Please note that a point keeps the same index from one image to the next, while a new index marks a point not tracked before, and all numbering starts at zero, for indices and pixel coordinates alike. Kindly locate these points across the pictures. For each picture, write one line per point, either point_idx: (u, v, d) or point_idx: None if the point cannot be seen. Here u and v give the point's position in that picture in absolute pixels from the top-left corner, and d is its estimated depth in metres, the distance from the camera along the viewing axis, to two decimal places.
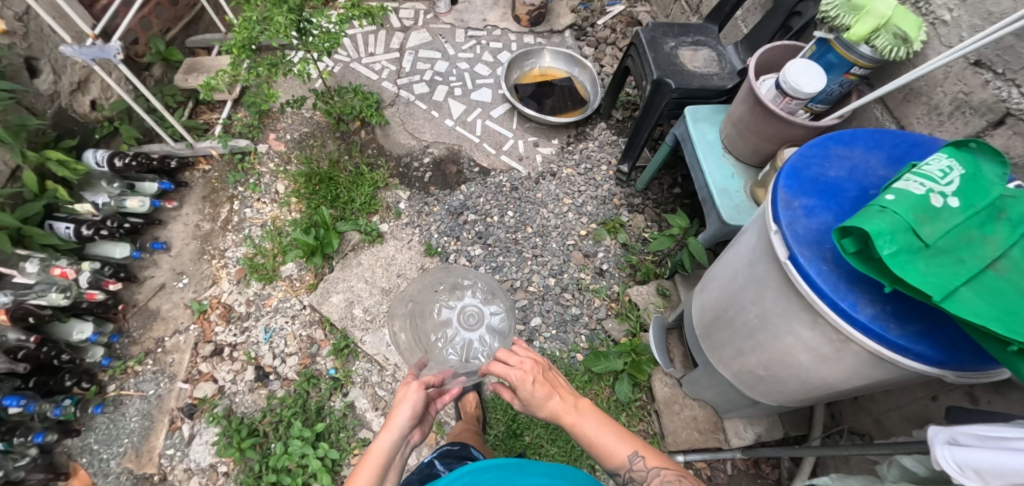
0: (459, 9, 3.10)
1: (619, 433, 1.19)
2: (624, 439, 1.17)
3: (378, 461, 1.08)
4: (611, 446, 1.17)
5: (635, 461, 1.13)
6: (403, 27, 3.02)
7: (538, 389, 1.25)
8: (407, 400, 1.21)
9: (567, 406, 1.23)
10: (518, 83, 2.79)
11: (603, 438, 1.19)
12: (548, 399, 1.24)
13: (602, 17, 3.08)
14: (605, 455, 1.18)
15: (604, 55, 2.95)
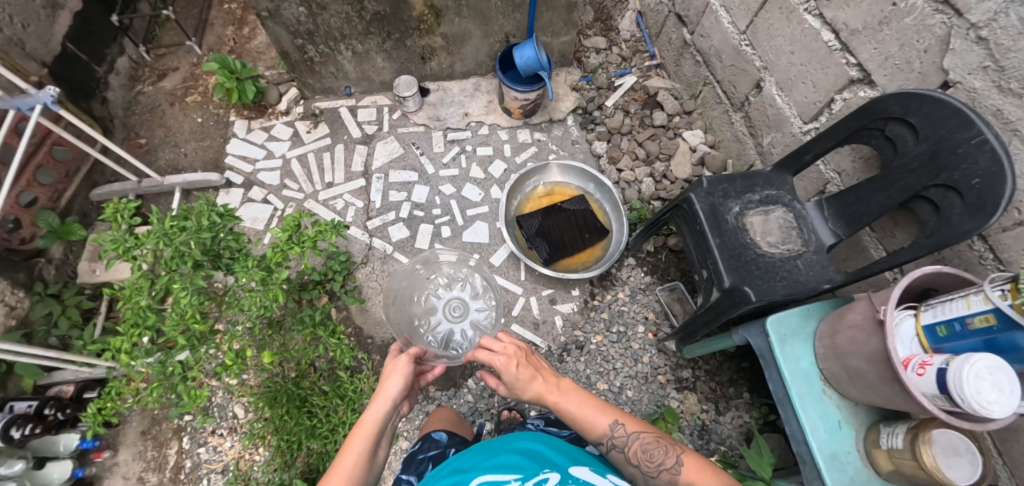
0: (432, 102, 2.47)
1: (601, 406, 1.31)
2: (603, 411, 1.30)
3: (367, 445, 1.17)
4: (591, 419, 1.29)
5: (617, 431, 1.28)
6: (365, 136, 2.39)
7: (520, 370, 1.31)
8: (393, 380, 1.29)
9: (553, 385, 1.31)
10: (522, 210, 2.22)
11: (588, 408, 1.31)
12: (532, 381, 1.31)
13: (610, 96, 2.48)
14: (585, 427, 1.30)
15: (620, 152, 2.37)
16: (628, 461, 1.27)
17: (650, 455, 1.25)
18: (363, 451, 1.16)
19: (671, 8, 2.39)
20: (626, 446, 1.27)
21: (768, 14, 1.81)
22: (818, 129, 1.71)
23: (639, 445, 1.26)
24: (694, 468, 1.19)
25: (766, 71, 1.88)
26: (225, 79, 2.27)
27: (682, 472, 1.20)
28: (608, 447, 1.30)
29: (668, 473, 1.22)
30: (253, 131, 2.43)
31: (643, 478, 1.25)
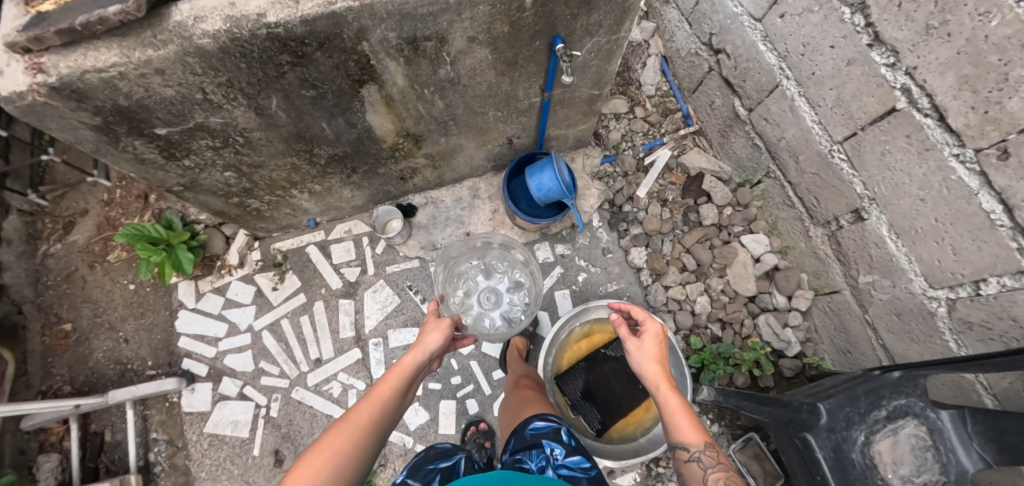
0: (422, 222, 1.95)
1: (697, 420, 1.05)
2: (697, 429, 1.03)
3: (402, 385, 1.10)
4: (682, 426, 1.04)
5: (698, 450, 1.01)
6: (347, 284, 1.90)
7: (650, 348, 1.18)
8: (433, 337, 1.23)
9: (664, 375, 1.12)
10: (562, 363, 1.82)
11: (682, 416, 1.05)
12: (651, 364, 1.15)
13: (643, 183, 1.98)
14: (672, 430, 1.06)
15: (664, 260, 1.91)
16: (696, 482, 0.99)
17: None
18: (395, 390, 1.08)
19: (715, 67, 1.83)
20: (704, 469, 0.99)
21: (884, 136, 1.33)
22: (951, 300, 1.31)
23: (719, 477, 0.96)
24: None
25: (871, 202, 1.43)
26: (149, 253, 1.74)
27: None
28: (683, 461, 1.03)
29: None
30: (204, 296, 1.91)
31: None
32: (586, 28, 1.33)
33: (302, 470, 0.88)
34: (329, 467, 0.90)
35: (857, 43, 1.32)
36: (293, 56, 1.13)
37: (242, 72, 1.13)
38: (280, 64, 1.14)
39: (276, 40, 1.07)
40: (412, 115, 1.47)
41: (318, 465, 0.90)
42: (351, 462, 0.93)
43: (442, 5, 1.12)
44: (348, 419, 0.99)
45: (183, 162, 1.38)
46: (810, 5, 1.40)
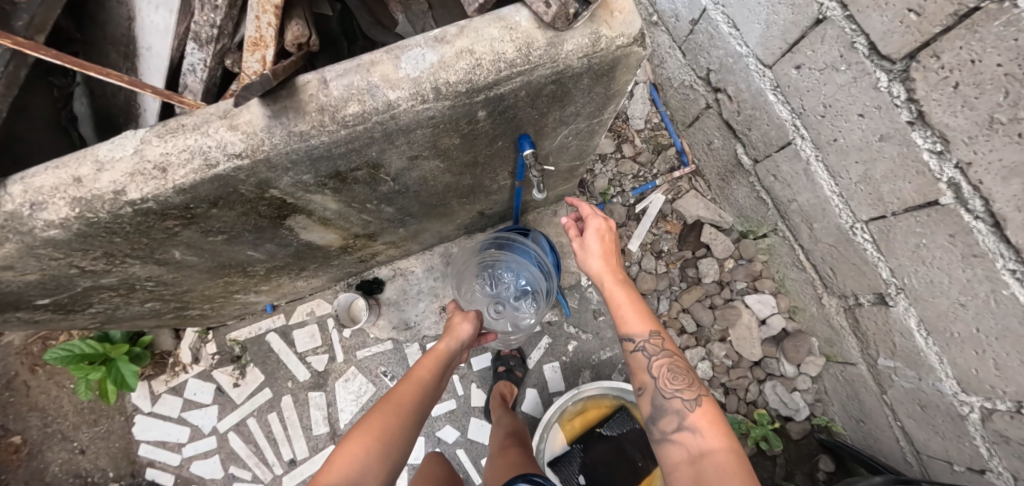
0: (391, 298, 1.73)
1: (641, 307, 1.13)
2: (641, 318, 1.12)
3: (437, 370, 1.26)
4: (628, 317, 1.12)
5: (642, 340, 1.10)
6: (315, 375, 1.71)
7: (596, 245, 1.22)
8: (465, 324, 1.38)
9: (610, 272, 1.18)
10: (557, 442, 1.66)
11: (624, 302, 1.14)
12: (597, 261, 1.21)
13: (636, 235, 1.76)
14: (619, 321, 1.14)
15: (660, 321, 1.72)
16: (643, 372, 1.08)
17: (670, 378, 1.05)
18: (430, 376, 1.23)
19: (714, 107, 1.57)
20: (647, 357, 1.08)
21: (922, 228, 1.12)
22: (988, 410, 1.15)
23: (661, 365, 1.06)
24: (707, 417, 0.98)
25: (898, 291, 1.24)
26: (85, 372, 1.52)
27: (690, 413, 0.99)
28: (630, 351, 1.11)
29: (678, 400, 1.02)
30: (161, 398, 1.74)
31: (652, 395, 1.06)
32: (558, 119, 1.07)
33: (349, 447, 0.98)
34: (375, 445, 1.00)
35: (894, 117, 1.07)
36: (186, 217, 0.88)
37: (122, 240, 0.88)
38: (168, 225, 0.88)
39: (149, 212, 0.82)
40: (358, 222, 1.23)
41: (366, 444, 0.99)
42: (391, 441, 1.03)
43: (363, 139, 0.84)
44: (392, 401, 1.10)
45: (88, 310, 1.15)
46: (835, 61, 1.14)
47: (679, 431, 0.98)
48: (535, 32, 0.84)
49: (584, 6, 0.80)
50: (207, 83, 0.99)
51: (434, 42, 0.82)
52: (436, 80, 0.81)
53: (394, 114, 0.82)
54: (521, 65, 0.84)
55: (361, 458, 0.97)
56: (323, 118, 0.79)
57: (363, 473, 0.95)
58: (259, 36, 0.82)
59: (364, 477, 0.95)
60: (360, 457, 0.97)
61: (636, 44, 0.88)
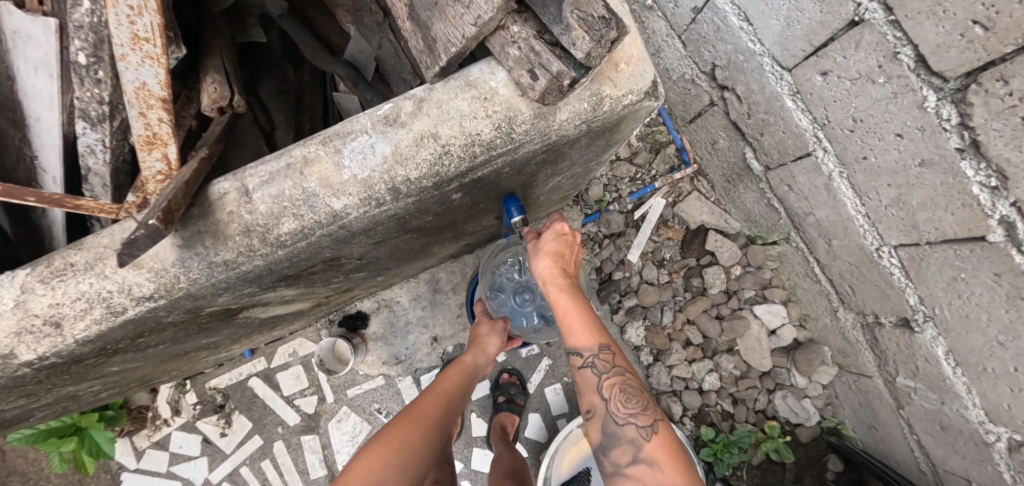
0: (377, 332, 1.60)
1: (587, 315, 0.87)
2: (587, 324, 0.86)
3: (464, 382, 1.15)
4: (576, 326, 0.86)
5: (590, 356, 0.85)
6: (305, 419, 1.61)
7: (546, 242, 0.93)
8: (494, 335, 1.27)
9: (553, 273, 0.89)
10: (562, 468, 1.51)
11: (568, 310, 0.88)
12: (539, 258, 0.91)
13: (637, 245, 1.63)
14: (567, 330, 0.87)
15: (666, 335, 1.61)
16: (591, 392, 0.85)
17: (623, 400, 0.82)
18: (457, 388, 1.12)
19: (720, 105, 1.41)
20: (596, 375, 0.84)
21: (960, 262, 0.99)
22: (1019, 441, 1.04)
23: (613, 385, 0.83)
24: (665, 448, 0.76)
25: (926, 319, 1.14)
26: (56, 446, 1.44)
27: (647, 445, 0.77)
28: (576, 367, 0.86)
29: (633, 428, 0.79)
30: (145, 454, 1.62)
31: (601, 420, 0.83)
32: (547, 173, 0.94)
33: (370, 455, 0.86)
34: (397, 456, 0.87)
35: (941, 142, 0.91)
36: (111, 350, 0.82)
37: (40, 381, 0.82)
38: (89, 361, 0.82)
39: (53, 364, 0.77)
40: (329, 288, 1.07)
41: (386, 454, 0.87)
42: (412, 453, 0.90)
43: (310, 250, 0.76)
44: (416, 411, 0.99)
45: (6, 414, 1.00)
46: (871, 72, 0.97)
47: (635, 467, 0.77)
48: (517, 103, 0.70)
49: (582, 73, 0.65)
50: (114, 166, 0.79)
51: (383, 125, 0.69)
52: (391, 179, 0.70)
53: (344, 223, 0.72)
54: (501, 146, 0.71)
55: (382, 468, 0.84)
56: (252, 241, 0.70)
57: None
58: (151, 133, 0.67)
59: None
60: (380, 467, 0.85)
61: (647, 97, 0.75)
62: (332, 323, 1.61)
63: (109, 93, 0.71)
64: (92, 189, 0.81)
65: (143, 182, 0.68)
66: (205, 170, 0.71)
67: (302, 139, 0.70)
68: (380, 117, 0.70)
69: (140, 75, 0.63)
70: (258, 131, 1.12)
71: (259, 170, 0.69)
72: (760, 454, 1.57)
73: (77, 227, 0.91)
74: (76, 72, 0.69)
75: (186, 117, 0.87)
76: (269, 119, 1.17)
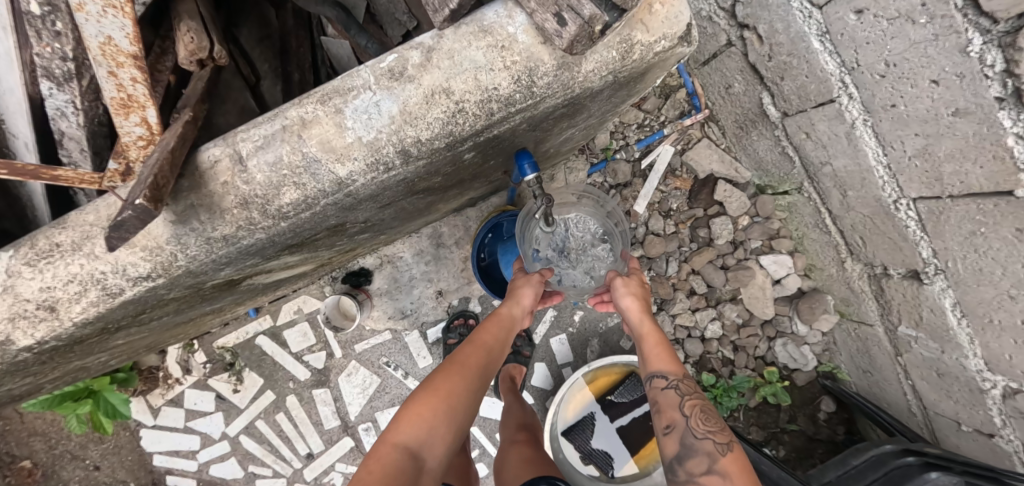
0: (382, 288, 1.58)
1: (672, 350, 1.07)
2: (675, 360, 1.05)
3: (502, 334, 1.11)
4: (660, 355, 1.06)
5: (676, 378, 1.01)
6: (314, 372, 1.63)
7: (635, 294, 1.19)
8: (530, 288, 1.20)
9: (654, 332, 1.11)
10: (568, 413, 1.58)
11: (659, 349, 1.07)
12: (643, 319, 1.14)
13: (644, 196, 1.59)
14: (655, 353, 1.07)
15: (670, 285, 1.61)
16: (673, 409, 0.97)
17: (704, 417, 0.95)
18: (497, 341, 1.08)
19: (738, 45, 1.31)
20: (679, 395, 0.98)
21: (981, 216, 0.96)
22: (1013, 389, 1.07)
23: (695, 406, 0.97)
24: (739, 465, 0.88)
25: (937, 271, 1.13)
26: (72, 408, 1.49)
27: (723, 458, 0.88)
28: (660, 388, 1.01)
29: (711, 442, 0.91)
30: (161, 411, 1.66)
31: (681, 433, 0.95)
32: (560, 128, 0.89)
33: (417, 405, 0.88)
34: (443, 405, 0.89)
35: (980, 90, 0.85)
36: (111, 329, 0.82)
37: (44, 361, 0.83)
38: (91, 340, 0.82)
39: (53, 347, 0.77)
40: (333, 249, 1.04)
41: (432, 405, 0.88)
42: (457, 404, 0.91)
43: (314, 220, 0.73)
44: (457, 362, 0.98)
45: (12, 389, 1.00)
46: (913, 10, 0.88)
47: (709, 475, 0.87)
48: (539, 52, 0.63)
49: (615, 17, 0.59)
50: (89, 128, 0.75)
51: (388, 79, 0.63)
52: (400, 140, 0.65)
53: (349, 191, 0.68)
54: (521, 102, 0.65)
55: (429, 419, 0.86)
56: (251, 214, 0.67)
57: (428, 435, 0.85)
58: (125, 95, 0.61)
59: (431, 439, 0.85)
60: (427, 417, 0.86)
61: (681, 43, 0.68)
62: (335, 280, 1.59)
63: (71, 46, 0.68)
64: (70, 154, 0.76)
65: (124, 149, 0.64)
66: (190, 133, 0.66)
67: (296, 98, 0.65)
68: (383, 70, 0.63)
69: (104, 28, 0.56)
70: (242, 82, 1.06)
71: (252, 134, 0.65)
72: (758, 397, 1.62)
73: (60, 199, 0.88)
74: (31, 25, 0.66)
75: (163, 69, 0.80)
76: (252, 69, 1.10)
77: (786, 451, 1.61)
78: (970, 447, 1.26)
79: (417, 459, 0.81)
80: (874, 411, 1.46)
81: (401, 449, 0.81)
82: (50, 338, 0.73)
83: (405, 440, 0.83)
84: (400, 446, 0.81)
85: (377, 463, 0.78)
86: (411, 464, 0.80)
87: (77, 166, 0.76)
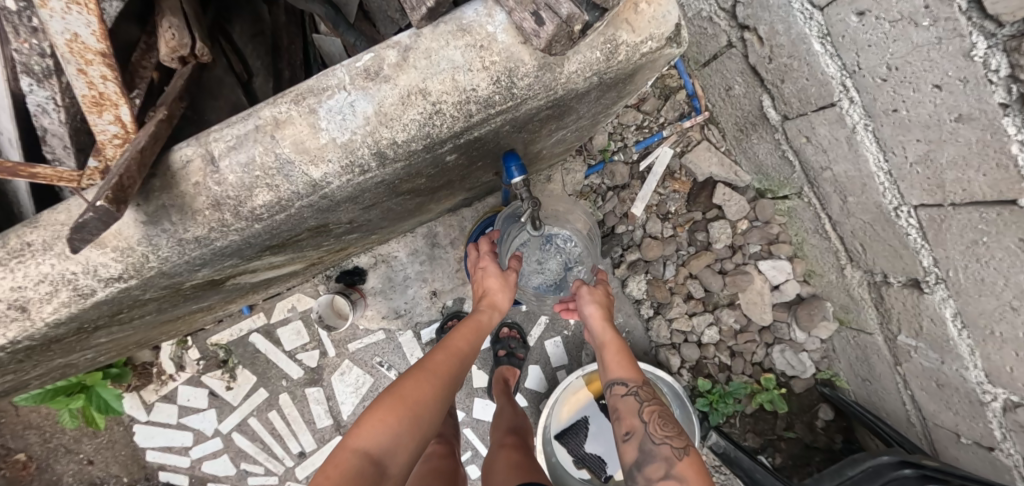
0: (376, 287, 1.57)
1: (631, 357, 1.07)
2: (634, 367, 1.05)
3: (473, 335, 1.09)
4: (620, 362, 1.05)
5: (635, 385, 1.01)
6: (306, 370, 1.63)
7: (597, 299, 1.16)
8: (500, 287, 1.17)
9: (615, 339, 1.10)
10: (562, 416, 1.56)
11: (619, 355, 1.07)
12: (604, 327, 1.12)
13: (641, 197, 1.57)
14: (615, 360, 1.06)
15: (667, 289, 1.59)
16: (633, 416, 0.97)
17: (662, 424, 0.95)
18: (464, 345, 1.05)
19: (739, 46, 1.29)
20: (638, 402, 0.99)
21: (985, 225, 0.93)
22: (1013, 402, 1.04)
23: (653, 412, 0.97)
24: (695, 468, 0.88)
25: (938, 281, 1.11)
26: (65, 404, 1.49)
27: (679, 462, 0.88)
28: (620, 395, 1.01)
29: (668, 448, 0.91)
30: (155, 407, 1.66)
31: (640, 440, 0.94)
32: (549, 129, 0.87)
33: (378, 411, 0.86)
34: (405, 411, 0.87)
35: (983, 96, 0.82)
36: (89, 328, 0.81)
37: (22, 359, 0.82)
38: (69, 339, 0.82)
39: (28, 346, 0.76)
40: (320, 249, 1.02)
41: (396, 410, 0.86)
42: (421, 410, 0.89)
43: (292, 221, 0.72)
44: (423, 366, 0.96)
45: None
46: (916, 13, 0.85)
47: (666, 480, 0.87)
48: (519, 51, 0.62)
49: (596, 16, 0.57)
50: (72, 124, 0.74)
51: (364, 79, 0.62)
52: (376, 142, 0.64)
53: (325, 193, 0.67)
54: (502, 103, 0.64)
55: (391, 425, 0.84)
56: (224, 215, 0.66)
57: (391, 442, 0.83)
58: (97, 93, 0.60)
59: (394, 445, 0.83)
60: (390, 423, 0.84)
61: (670, 43, 0.67)
62: (329, 278, 1.58)
63: (48, 42, 0.67)
64: (53, 151, 0.75)
65: (100, 147, 0.63)
66: (165, 132, 0.66)
67: (271, 98, 0.63)
68: (360, 69, 0.62)
69: (69, 24, 0.55)
70: (235, 79, 1.05)
71: (225, 134, 0.64)
72: (755, 404, 1.60)
73: (45, 195, 0.87)
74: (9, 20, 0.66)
75: (147, 66, 0.80)
76: (245, 67, 1.10)
77: (783, 458, 1.59)
78: (970, 460, 1.23)
79: (379, 467, 0.80)
80: (872, 419, 1.44)
81: (363, 456, 0.80)
82: (27, 335, 0.72)
83: (367, 447, 0.81)
84: (361, 453, 0.80)
85: (337, 469, 0.77)
86: (373, 472, 0.79)
87: (61, 162, 0.75)
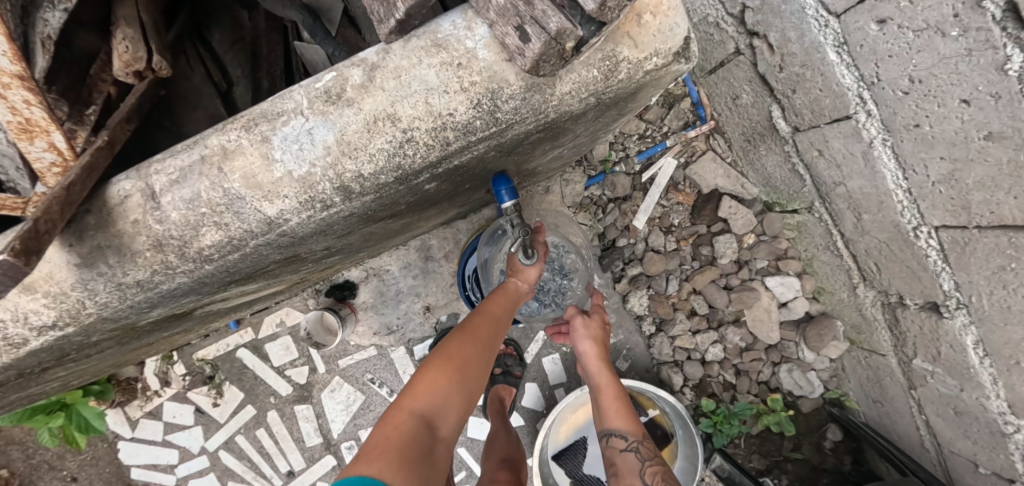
0: (367, 302, 1.51)
1: (629, 404, 1.08)
2: (632, 416, 1.08)
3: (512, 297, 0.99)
4: (617, 413, 1.07)
5: (635, 440, 1.05)
6: (295, 387, 1.57)
7: (595, 332, 1.11)
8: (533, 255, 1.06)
9: (611, 383, 1.09)
10: (559, 435, 1.50)
11: (617, 403, 1.08)
12: (600, 368, 1.09)
13: (644, 209, 1.50)
14: (612, 408, 1.08)
15: (670, 304, 1.52)
16: (632, 474, 1.02)
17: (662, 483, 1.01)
18: (508, 307, 0.97)
19: (747, 54, 1.22)
20: (639, 460, 1.03)
21: (1014, 251, 0.86)
22: None
23: (654, 471, 1.02)
24: None
25: (959, 306, 1.04)
26: (45, 422, 1.44)
27: None
28: (620, 450, 1.05)
29: None
30: (139, 423, 1.60)
31: None
32: (543, 149, 0.81)
33: (430, 372, 0.79)
34: (455, 375, 0.80)
35: (1018, 113, 0.75)
36: (33, 371, 0.76)
37: None
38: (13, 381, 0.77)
39: None
40: (301, 272, 0.96)
41: (447, 373, 0.80)
42: (471, 372, 0.83)
43: (250, 259, 0.67)
44: (470, 326, 0.88)
45: None
46: (944, 22, 0.78)
47: None
48: (504, 70, 0.55)
49: (592, 31, 0.52)
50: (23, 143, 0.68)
51: (324, 103, 0.56)
52: (339, 175, 0.58)
53: (284, 230, 0.62)
54: (484, 129, 0.58)
55: (443, 387, 0.79)
56: (166, 257, 0.62)
57: (444, 404, 0.78)
58: (23, 119, 0.56)
59: (447, 407, 0.78)
60: (442, 384, 0.79)
61: (677, 59, 0.60)
62: (319, 293, 1.52)
63: None
64: (6, 172, 0.69)
65: (39, 175, 0.60)
66: (101, 159, 0.63)
67: (219, 125, 0.59)
68: (320, 91, 0.56)
69: None
70: (213, 89, 0.99)
71: (166, 166, 0.60)
72: (760, 425, 1.53)
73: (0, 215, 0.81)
74: None
75: (107, 80, 0.73)
76: (223, 76, 1.03)
77: (789, 480, 1.53)
78: None
79: (432, 429, 0.75)
80: (883, 445, 1.37)
81: (417, 417, 0.75)
82: None
83: (422, 407, 0.76)
84: (417, 414, 0.75)
85: (393, 430, 0.72)
86: (427, 435, 0.74)
87: (14, 185, 0.69)
